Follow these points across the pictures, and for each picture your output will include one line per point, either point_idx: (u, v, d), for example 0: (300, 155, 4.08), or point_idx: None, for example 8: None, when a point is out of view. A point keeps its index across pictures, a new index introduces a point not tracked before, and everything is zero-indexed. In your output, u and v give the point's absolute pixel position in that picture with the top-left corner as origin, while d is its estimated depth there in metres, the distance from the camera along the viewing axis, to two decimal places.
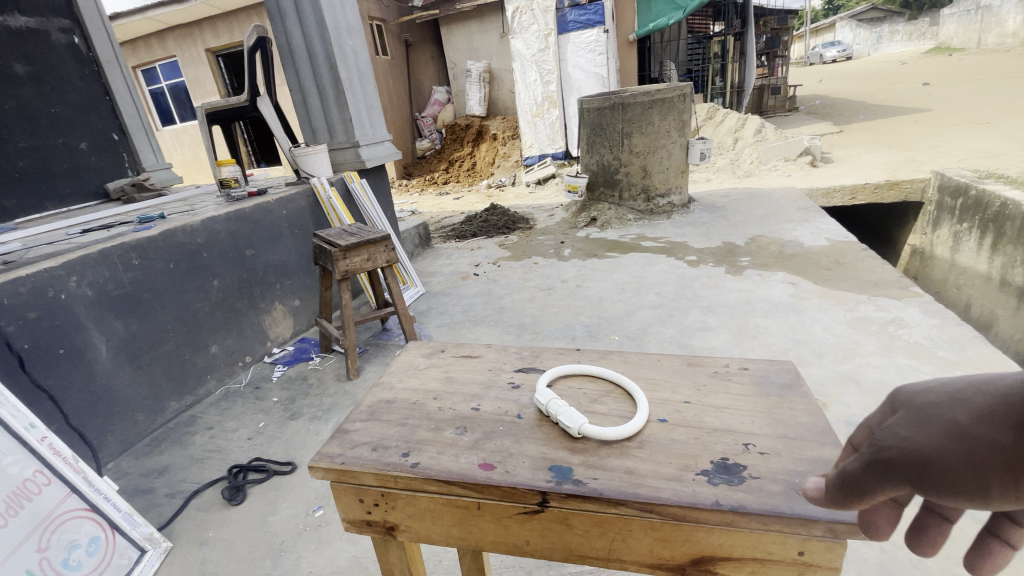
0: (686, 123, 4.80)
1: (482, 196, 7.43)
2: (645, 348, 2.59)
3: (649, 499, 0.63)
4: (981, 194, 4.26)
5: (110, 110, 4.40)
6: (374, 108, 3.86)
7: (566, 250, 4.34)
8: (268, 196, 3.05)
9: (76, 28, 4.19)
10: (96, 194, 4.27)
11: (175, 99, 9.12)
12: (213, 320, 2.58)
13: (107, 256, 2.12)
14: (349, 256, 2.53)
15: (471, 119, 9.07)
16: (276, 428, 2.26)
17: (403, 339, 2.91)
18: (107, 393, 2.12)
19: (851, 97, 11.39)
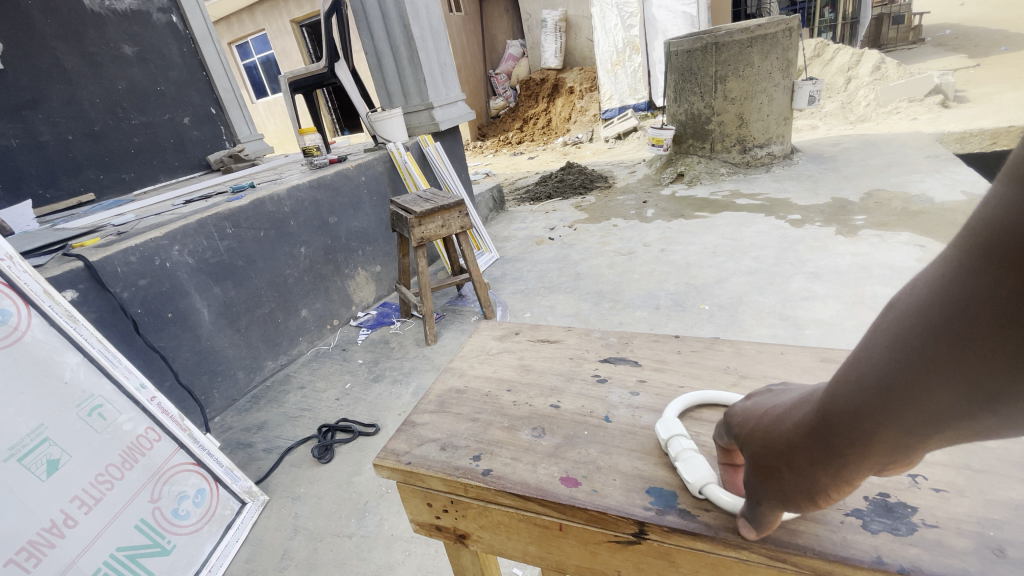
0: (791, 61, 4.23)
1: (558, 155, 7.17)
2: (739, 319, 2.35)
3: (782, 547, 0.55)
4: None
5: (207, 86, 4.64)
6: (447, 67, 3.76)
7: (648, 210, 4.06)
8: (348, 162, 3.08)
9: (173, 8, 4.40)
10: (200, 166, 4.59)
11: (265, 71, 9.57)
12: (301, 285, 2.68)
13: (204, 226, 2.23)
14: (424, 223, 2.51)
15: (547, 74, 8.70)
16: (361, 389, 2.31)
17: (479, 306, 2.88)
18: (211, 353, 2.29)
19: (996, 22, 9.57)
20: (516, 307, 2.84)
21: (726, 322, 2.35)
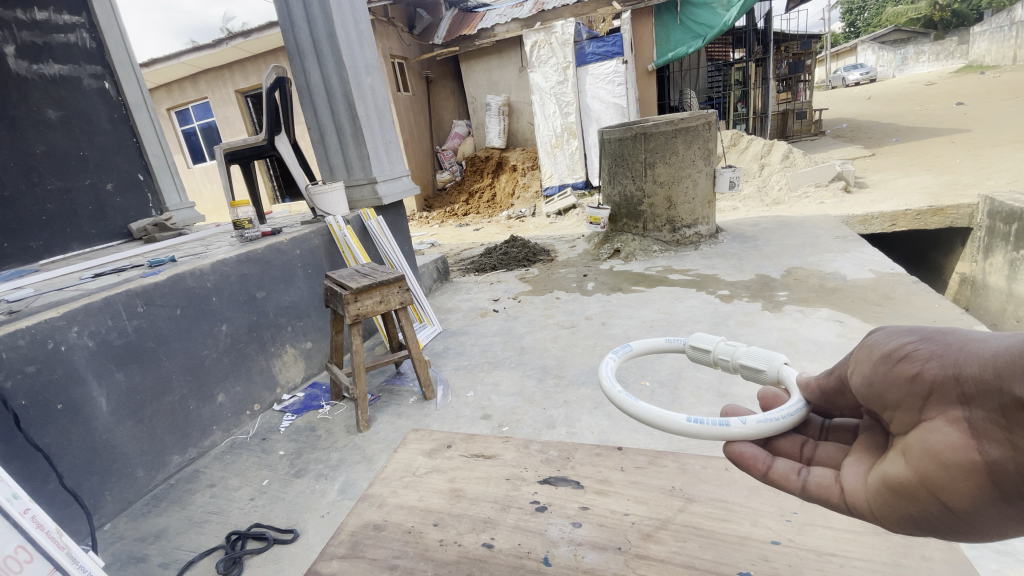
0: (712, 150, 4.64)
1: (502, 228, 7.35)
2: (680, 397, 2.35)
3: None
4: None
5: (137, 152, 4.45)
6: (391, 144, 3.81)
7: (589, 284, 4.15)
8: (283, 235, 2.97)
9: (107, 74, 4.29)
10: (120, 234, 4.28)
11: (205, 137, 9.38)
12: (220, 367, 2.46)
13: (112, 304, 2.02)
14: (360, 299, 2.40)
15: (491, 152, 9.06)
16: (281, 487, 2.08)
17: (418, 385, 2.73)
18: (104, 449, 1.99)
19: (881, 120, 11.05)
20: (457, 386, 2.71)
21: (668, 399, 2.34)
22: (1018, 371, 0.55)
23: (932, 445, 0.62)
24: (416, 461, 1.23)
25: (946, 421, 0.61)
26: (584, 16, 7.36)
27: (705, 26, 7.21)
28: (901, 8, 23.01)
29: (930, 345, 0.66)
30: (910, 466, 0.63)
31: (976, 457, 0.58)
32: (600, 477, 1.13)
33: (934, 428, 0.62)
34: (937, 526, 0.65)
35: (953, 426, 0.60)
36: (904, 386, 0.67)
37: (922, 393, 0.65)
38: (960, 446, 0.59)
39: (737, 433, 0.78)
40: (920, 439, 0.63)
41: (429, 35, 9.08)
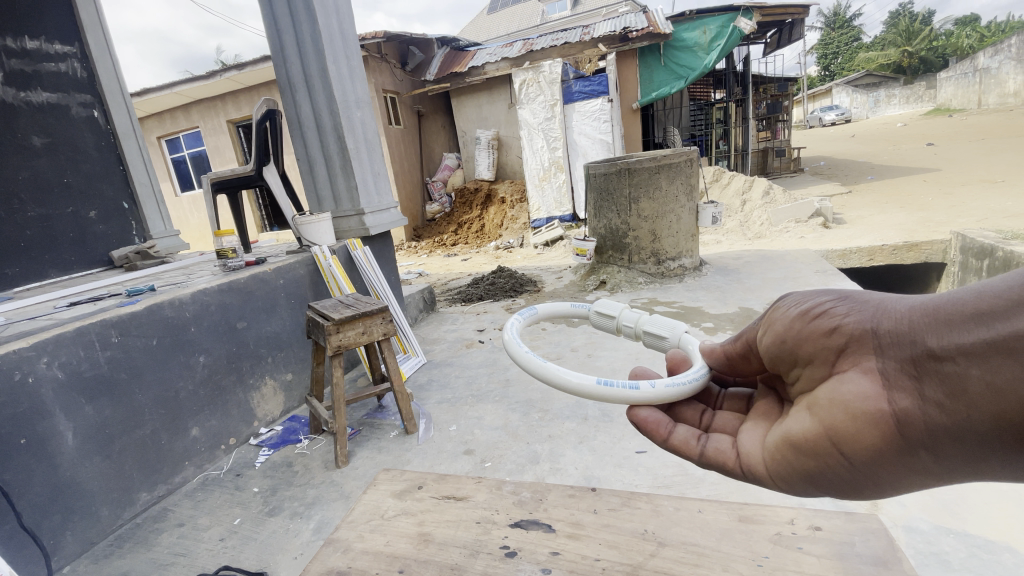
0: (695, 186, 4.76)
1: (490, 258, 7.38)
2: None
3: None
4: (1000, 252, 3.90)
5: (123, 179, 4.44)
6: (380, 176, 3.84)
7: (575, 315, 4.16)
8: (266, 265, 2.95)
9: (96, 103, 4.32)
10: (101, 261, 4.21)
11: (195, 166, 9.40)
12: (195, 400, 2.39)
13: (84, 334, 1.97)
14: (343, 330, 2.37)
15: (480, 184, 9.21)
16: (252, 526, 2.00)
17: (400, 419, 2.68)
18: (67, 486, 1.91)
19: (856, 158, 11.46)
20: (440, 419, 2.66)
21: None
22: (924, 326, 0.69)
23: (845, 396, 0.75)
24: (386, 502, 1.20)
25: (861, 377, 0.74)
26: (571, 56, 7.63)
27: (686, 67, 7.62)
28: (872, 55, 24.22)
29: (849, 307, 0.80)
30: (827, 411, 0.76)
31: (885, 406, 0.70)
32: (572, 520, 1.10)
33: (852, 383, 0.75)
34: (838, 471, 0.78)
35: (868, 377, 0.73)
36: (827, 346, 0.81)
37: (841, 347, 0.79)
38: (871, 396, 0.72)
39: (645, 396, 0.93)
40: (838, 389, 0.76)
41: (420, 71, 9.37)
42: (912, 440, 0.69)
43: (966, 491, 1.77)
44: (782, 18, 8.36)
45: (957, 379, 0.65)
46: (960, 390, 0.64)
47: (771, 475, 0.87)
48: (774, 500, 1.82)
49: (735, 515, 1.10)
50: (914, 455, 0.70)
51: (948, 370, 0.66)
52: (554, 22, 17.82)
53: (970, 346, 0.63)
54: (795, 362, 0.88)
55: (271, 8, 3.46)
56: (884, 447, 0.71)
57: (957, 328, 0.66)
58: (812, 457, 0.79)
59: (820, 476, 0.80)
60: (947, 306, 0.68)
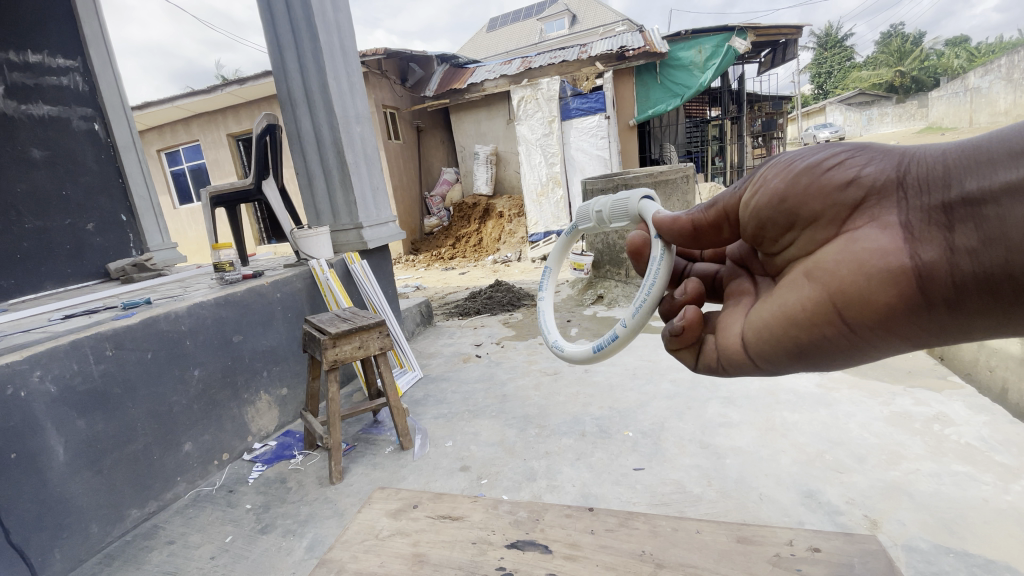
0: (691, 202, 4.79)
1: (488, 272, 7.39)
2: (663, 448, 2.31)
3: None
4: None
5: (122, 192, 4.44)
6: (379, 191, 3.87)
7: (572, 329, 4.16)
8: (264, 278, 2.94)
9: (98, 116, 4.34)
10: (97, 274, 4.19)
11: (194, 179, 9.44)
12: (188, 414, 2.37)
13: (78, 348, 1.95)
14: (338, 344, 2.36)
15: (479, 198, 9.26)
16: (244, 544, 1.97)
17: (395, 434, 2.66)
18: (57, 502, 1.88)
19: None
20: (436, 435, 2.63)
21: (651, 450, 2.30)
22: (968, 167, 0.60)
23: (858, 252, 0.66)
24: (380, 521, 1.19)
25: (878, 229, 0.66)
26: (569, 74, 7.73)
27: (682, 86, 7.75)
28: (863, 75, 24.68)
29: (866, 155, 0.70)
30: (832, 271, 0.69)
31: (905, 258, 0.63)
32: (569, 541, 1.09)
33: (870, 237, 0.66)
34: (830, 344, 0.74)
35: (888, 230, 0.65)
36: (836, 200, 0.71)
37: (854, 201, 0.70)
38: (893, 250, 0.63)
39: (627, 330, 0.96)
40: (851, 244, 0.68)
41: (420, 87, 9.49)
42: (933, 297, 0.62)
43: (965, 509, 1.75)
44: (775, 38, 8.51)
45: (1000, 221, 0.57)
46: (1005, 233, 0.57)
47: (759, 349, 0.83)
48: (772, 518, 1.81)
49: (733, 536, 1.08)
50: (931, 313, 0.64)
51: (992, 213, 0.58)
52: (552, 41, 18.16)
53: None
54: (790, 226, 0.79)
55: (274, 24, 3.50)
56: (896, 309, 0.65)
57: (1005, 163, 0.57)
58: (813, 325, 0.73)
59: (815, 347, 0.76)
60: (997, 142, 0.59)
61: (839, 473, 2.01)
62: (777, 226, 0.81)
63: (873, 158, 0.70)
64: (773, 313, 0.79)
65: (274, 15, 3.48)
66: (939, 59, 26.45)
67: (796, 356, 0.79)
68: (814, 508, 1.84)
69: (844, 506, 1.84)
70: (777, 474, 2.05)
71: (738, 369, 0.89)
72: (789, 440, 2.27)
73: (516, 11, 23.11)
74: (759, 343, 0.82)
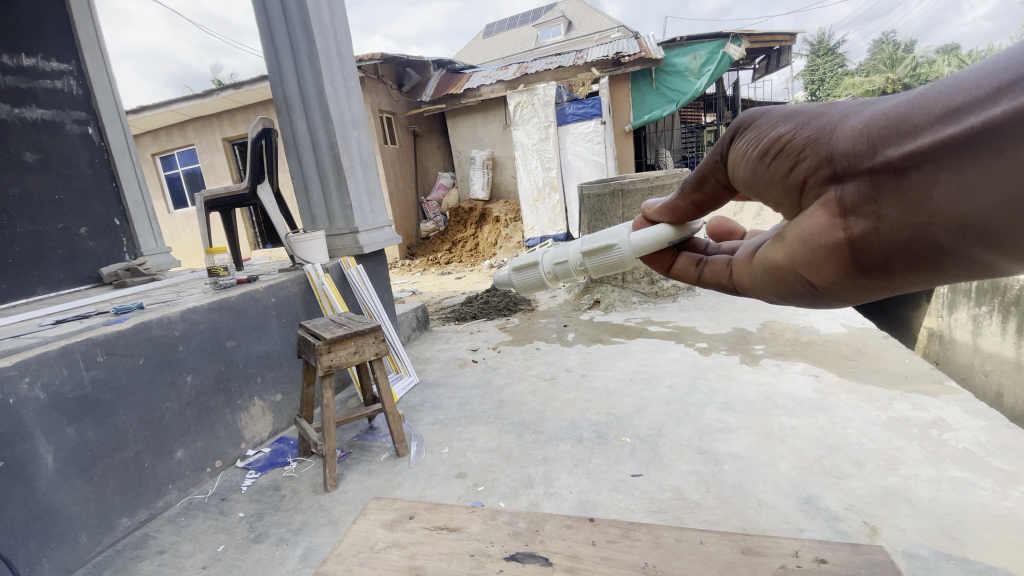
0: None
1: (484, 277, 7.38)
2: (661, 454, 2.30)
3: None
4: None
5: (115, 196, 4.42)
6: (375, 195, 3.85)
7: (569, 335, 4.15)
8: (258, 283, 2.92)
9: (91, 120, 4.33)
10: (90, 279, 4.15)
11: (189, 183, 9.38)
12: (180, 422, 2.33)
13: (69, 353, 1.92)
14: (334, 349, 2.34)
15: (475, 203, 9.25)
16: (236, 554, 1.93)
17: (391, 441, 2.63)
18: (46, 511, 1.84)
19: None
20: (432, 442, 2.61)
21: (649, 457, 2.28)
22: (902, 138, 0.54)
23: (806, 223, 0.64)
24: (376, 533, 1.17)
25: (816, 203, 0.63)
26: (565, 80, 7.76)
27: (678, 91, 7.78)
28: (855, 82, 24.92)
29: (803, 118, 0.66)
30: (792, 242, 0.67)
31: (840, 234, 0.61)
32: (570, 552, 1.07)
33: (808, 210, 0.64)
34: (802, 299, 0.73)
35: (829, 204, 0.61)
36: (782, 178, 0.68)
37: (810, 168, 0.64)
38: (828, 226, 0.61)
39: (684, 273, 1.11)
40: (806, 216, 0.64)
41: (417, 92, 9.50)
42: (868, 265, 0.60)
43: (963, 515, 1.75)
44: (770, 45, 8.56)
45: (920, 195, 0.53)
46: (923, 203, 0.53)
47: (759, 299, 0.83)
48: (772, 525, 1.79)
49: (737, 547, 1.07)
50: (875, 278, 0.62)
51: (911, 182, 0.53)
52: (548, 47, 18.25)
53: (939, 150, 0.50)
54: (758, 192, 0.76)
55: (270, 29, 3.49)
56: (840, 276, 0.63)
57: (930, 129, 0.52)
58: (782, 283, 0.73)
59: (796, 301, 0.75)
60: (923, 102, 0.53)
61: (838, 479, 2.00)
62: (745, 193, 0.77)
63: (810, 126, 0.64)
64: (759, 268, 0.77)
65: (270, 19, 3.47)
66: (930, 67, 26.77)
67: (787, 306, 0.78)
68: (813, 514, 1.83)
69: (843, 512, 1.82)
70: (777, 481, 2.03)
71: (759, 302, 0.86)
72: (787, 446, 2.26)
73: (512, 18, 23.27)
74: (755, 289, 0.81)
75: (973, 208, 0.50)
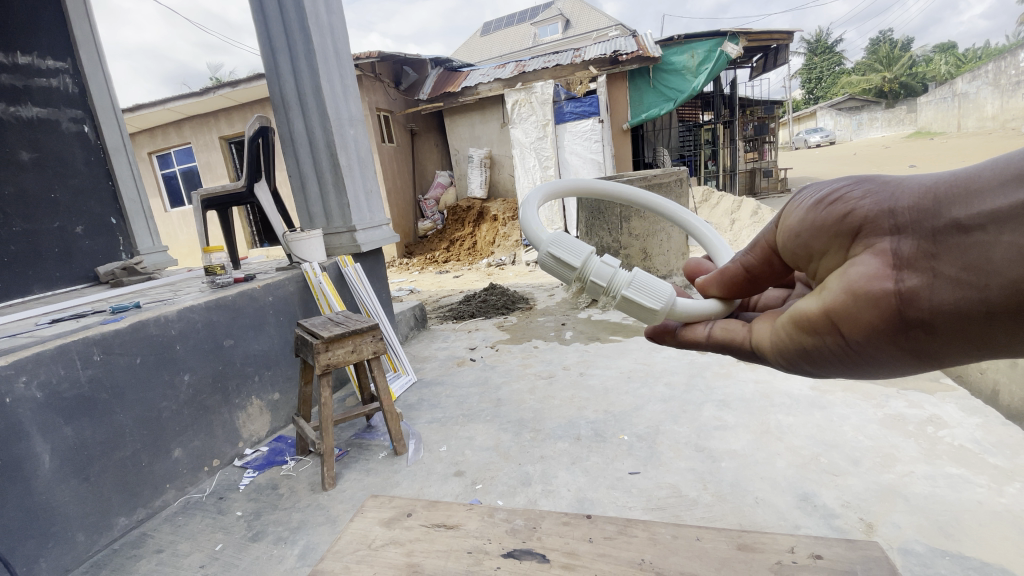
0: (684, 204, 4.81)
1: (482, 275, 7.37)
2: (659, 451, 2.30)
3: None
4: None
5: (111, 195, 4.40)
6: (372, 194, 3.84)
7: (566, 333, 4.15)
8: (256, 282, 2.91)
9: (88, 118, 4.31)
10: (86, 278, 4.13)
11: (185, 181, 9.34)
12: (178, 421, 2.33)
13: (65, 353, 1.92)
14: (332, 348, 2.34)
15: (473, 202, 9.25)
16: (234, 552, 1.93)
17: (389, 439, 2.63)
18: (43, 510, 1.84)
19: None
20: (430, 440, 2.61)
21: (647, 454, 2.29)
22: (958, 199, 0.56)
23: (852, 277, 0.63)
24: (374, 530, 1.17)
25: (868, 253, 0.63)
26: (563, 78, 7.75)
27: (675, 89, 7.79)
28: (851, 80, 24.98)
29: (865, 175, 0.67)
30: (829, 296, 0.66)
31: (888, 286, 0.59)
32: (567, 549, 1.08)
33: (859, 259, 0.63)
34: (836, 358, 0.71)
35: (878, 257, 0.61)
36: (834, 227, 0.67)
37: (855, 229, 0.65)
38: (877, 277, 0.60)
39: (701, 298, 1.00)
40: (847, 273, 0.64)
41: (414, 90, 9.48)
42: (912, 322, 0.59)
43: (958, 512, 1.76)
44: (767, 43, 8.57)
45: (980, 255, 0.53)
46: (981, 263, 0.54)
47: (775, 356, 0.80)
48: (769, 523, 1.80)
49: (734, 543, 1.07)
50: (916, 336, 0.61)
51: (972, 241, 0.54)
52: (546, 45, 18.24)
53: (1009, 211, 0.51)
54: (801, 247, 0.74)
55: (267, 27, 3.49)
56: (881, 330, 0.62)
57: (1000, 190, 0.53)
58: (812, 335, 0.71)
59: (821, 357, 0.73)
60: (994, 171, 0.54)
61: (834, 476, 2.01)
62: (787, 244, 0.77)
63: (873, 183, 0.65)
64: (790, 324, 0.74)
65: (267, 17, 3.46)
66: (925, 65, 26.91)
67: (808, 365, 0.76)
68: (810, 511, 1.84)
69: (840, 509, 1.83)
70: (773, 479, 2.04)
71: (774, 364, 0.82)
72: (784, 443, 2.27)
73: (510, 16, 23.27)
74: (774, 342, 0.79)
75: None
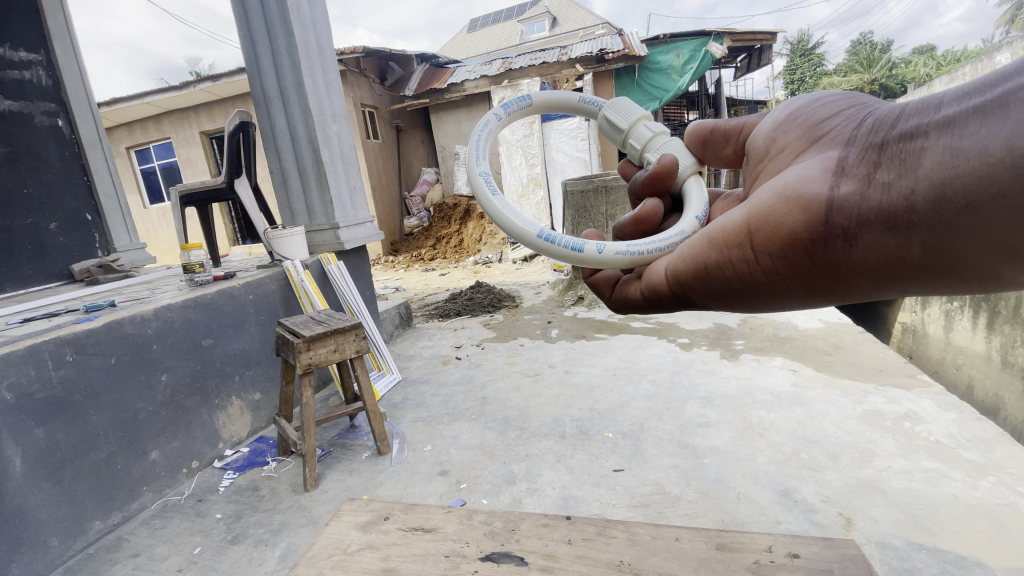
0: None
1: (468, 273, 7.35)
2: (643, 449, 2.32)
3: None
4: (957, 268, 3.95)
5: (86, 190, 4.28)
6: (356, 191, 3.79)
7: (551, 331, 4.16)
8: (236, 279, 2.85)
9: (62, 112, 4.19)
10: (60, 276, 4.01)
11: (165, 177, 9.14)
12: (155, 421, 2.28)
13: (37, 352, 1.87)
14: (314, 347, 2.30)
15: (459, 200, 9.22)
16: (214, 555, 1.90)
17: (372, 439, 2.60)
18: (14, 515, 1.79)
19: None
20: (415, 439, 2.59)
21: (631, 451, 2.30)
22: (912, 105, 0.62)
23: (795, 179, 0.72)
24: (350, 535, 1.15)
25: (819, 161, 0.71)
26: (549, 75, 7.74)
27: (661, 88, 7.88)
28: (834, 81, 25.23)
29: (854, 100, 0.74)
30: (752, 207, 0.76)
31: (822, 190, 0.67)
32: (545, 551, 1.07)
33: (808, 167, 0.71)
34: (743, 276, 0.80)
35: (822, 164, 0.69)
36: (806, 136, 0.77)
37: (816, 143, 0.75)
38: (816, 183, 0.68)
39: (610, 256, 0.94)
40: (790, 179, 0.73)
41: (399, 86, 9.39)
42: (834, 228, 0.66)
43: (931, 505, 1.80)
44: (753, 43, 8.60)
45: (916, 158, 0.58)
46: (914, 170, 0.58)
47: (685, 276, 0.88)
48: (751, 519, 1.82)
49: (711, 542, 1.07)
50: (833, 247, 0.67)
51: (911, 148, 0.59)
52: (535, 42, 18.14)
53: (948, 118, 0.57)
54: (767, 160, 0.84)
55: (247, 18, 3.42)
56: (799, 240, 0.70)
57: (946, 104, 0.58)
58: (725, 247, 0.80)
59: (729, 273, 0.82)
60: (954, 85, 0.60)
61: (814, 471, 2.04)
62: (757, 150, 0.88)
63: (857, 106, 0.73)
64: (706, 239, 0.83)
65: (247, 10, 3.39)
66: (903, 67, 27.40)
67: (718, 279, 0.84)
68: (790, 507, 1.86)
69: (820, 504, 1.86)
70: (756, 476, 2.05)
71: (664, 300, 0.95)
72: (766, 439, 2.29)
73: (497, 14, 23.22)
74: (679, 267, 0.88)
75: (952, 174, 0.55)
